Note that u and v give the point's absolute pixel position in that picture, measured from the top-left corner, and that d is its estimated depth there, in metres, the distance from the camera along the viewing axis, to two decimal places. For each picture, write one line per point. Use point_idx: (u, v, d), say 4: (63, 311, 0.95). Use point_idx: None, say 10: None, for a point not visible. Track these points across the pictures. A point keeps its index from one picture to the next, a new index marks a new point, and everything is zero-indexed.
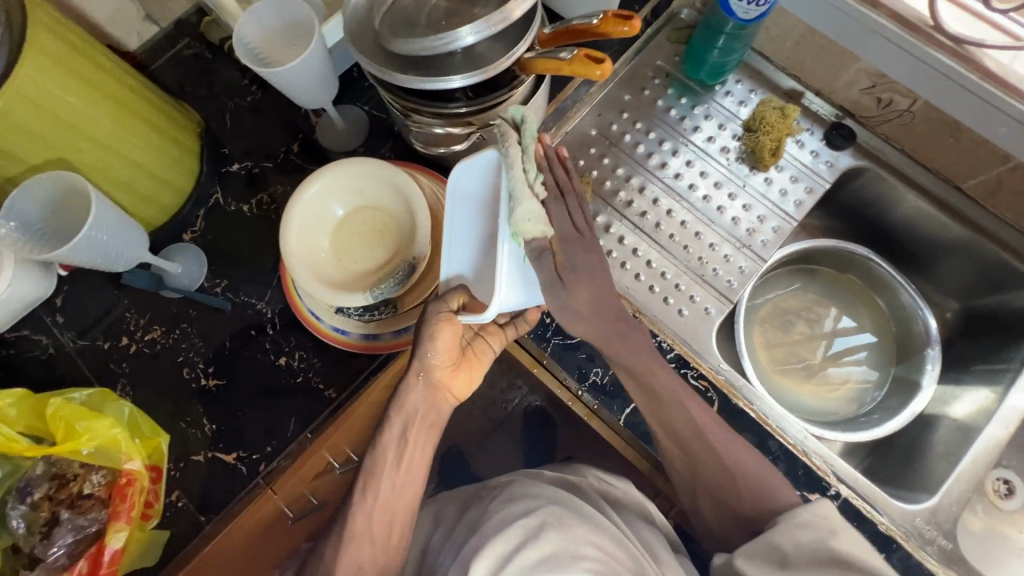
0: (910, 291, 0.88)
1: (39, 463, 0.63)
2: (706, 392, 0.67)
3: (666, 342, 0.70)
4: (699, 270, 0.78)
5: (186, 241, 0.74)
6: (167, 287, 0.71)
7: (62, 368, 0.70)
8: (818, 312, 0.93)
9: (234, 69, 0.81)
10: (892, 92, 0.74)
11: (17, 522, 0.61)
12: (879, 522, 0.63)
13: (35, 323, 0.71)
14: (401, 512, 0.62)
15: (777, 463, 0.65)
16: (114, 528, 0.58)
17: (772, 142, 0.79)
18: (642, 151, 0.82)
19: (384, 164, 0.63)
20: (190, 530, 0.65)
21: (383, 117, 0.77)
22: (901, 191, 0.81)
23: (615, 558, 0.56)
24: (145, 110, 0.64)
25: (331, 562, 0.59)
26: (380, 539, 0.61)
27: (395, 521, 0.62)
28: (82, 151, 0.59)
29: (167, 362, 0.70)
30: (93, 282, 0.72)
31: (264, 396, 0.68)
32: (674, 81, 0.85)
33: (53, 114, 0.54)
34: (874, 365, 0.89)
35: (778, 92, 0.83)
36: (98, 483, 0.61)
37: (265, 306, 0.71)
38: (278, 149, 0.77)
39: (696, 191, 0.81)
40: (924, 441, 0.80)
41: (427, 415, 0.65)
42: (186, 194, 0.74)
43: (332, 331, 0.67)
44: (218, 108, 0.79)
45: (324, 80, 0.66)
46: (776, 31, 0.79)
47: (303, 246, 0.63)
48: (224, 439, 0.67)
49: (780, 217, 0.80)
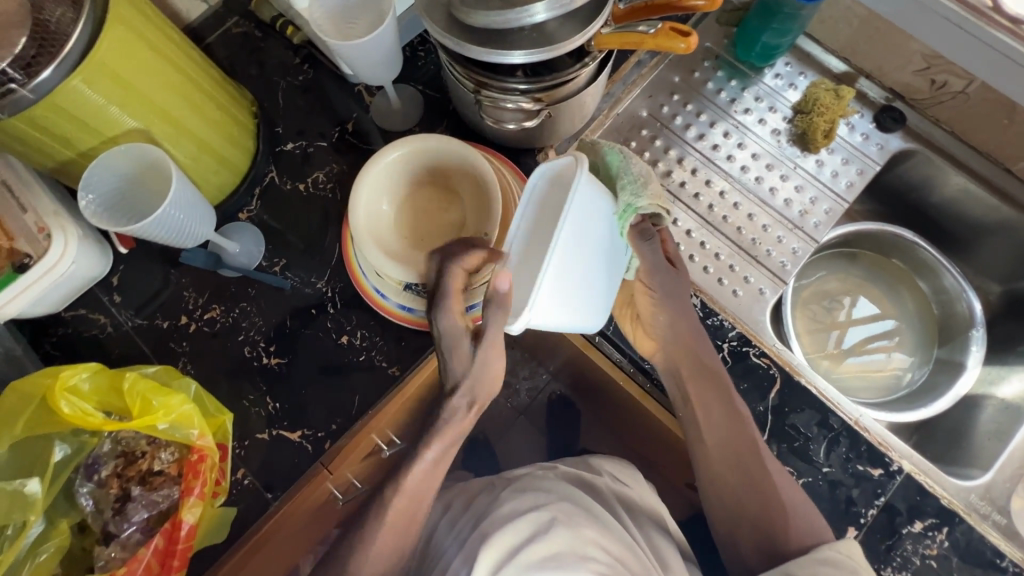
0: (955, 274, 0.88)
1: (105, 440, 0.62)
2: (768, 369, 0.68)
3: (727, 321, 0.70)
4: (753, 250, 0.78)
5: (242, 220, 0.74)
6: (226, 266, 0.71)
7: (120, 347, 0.70)
8: (860, 295, 0.93)
9: (283, 48, 0.79)
10: (947, 74, 0.74)
11: (85, 500, 0.61)
12: (941, 497, 0.65)
13: (92, 303, 0.71)
14: (422, 500, 0.61)
15: (839, 439, 0.66)
16: (188, 504, 0.58)
17: (825, 123, 0.79)
18: (693, 132, 0.82)
19: (453, 140, 0.63)
20: (258, 507, 0.65)
21: (437, 96, 0.77)
22: (949, 173, 0.81)
23: (622, 562, 0.54)
24: (209, 87, 0.63)
25: (378, 545, 0.59)
26: (399, 528, 0.60)
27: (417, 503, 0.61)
28: (154, 127, 0.58)
29: (228, 341, 0.70)
30: (150, 262, 0.72)
31: (328, 374, 0.68)
32: (723, 63, 0.84)
33: (132, 89, 0.53)
34: (916, 347, 0.90)
35: (827, 75, 0.84)
36: (168, 460, 0.61)
37: (326, 285, 0.71)
38: (332, 129, 0.77)
39: (748, 172, 0.81)
40: (969, 421, 0.81)
41: (455, 418, 0.63)
42: (243, 174, 0.73)
43: (399, 310, 0.68)
44: (269, 88, 0.78)
45: (390, 56, 0.65)
46: (831, 13, 0.79)
47: (371, 222, 0.63)
48: (287, 417, 0.67)
49: (831, 199, 0.81)
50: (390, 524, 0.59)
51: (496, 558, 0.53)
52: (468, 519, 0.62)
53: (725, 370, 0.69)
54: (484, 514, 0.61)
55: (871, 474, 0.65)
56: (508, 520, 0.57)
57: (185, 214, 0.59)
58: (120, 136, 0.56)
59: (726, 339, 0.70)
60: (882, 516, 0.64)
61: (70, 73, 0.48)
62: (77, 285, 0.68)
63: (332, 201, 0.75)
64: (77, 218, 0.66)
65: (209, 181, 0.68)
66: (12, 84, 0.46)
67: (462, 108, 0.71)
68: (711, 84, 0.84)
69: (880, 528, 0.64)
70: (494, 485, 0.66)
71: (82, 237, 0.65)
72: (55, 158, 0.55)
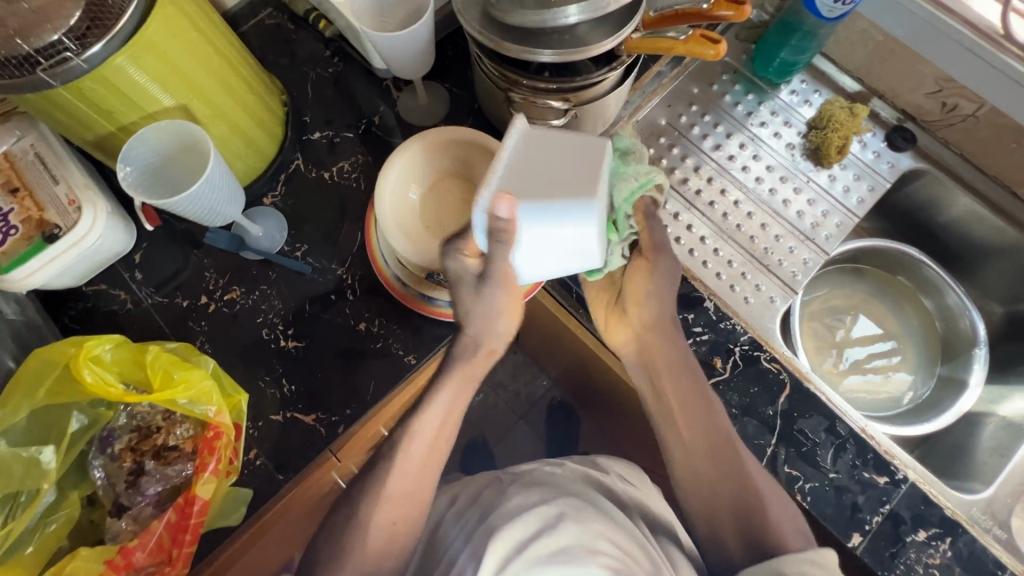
0: (960, 293, 0.90)
1: (121, 414, 0.63)
2: (779, 374, 0.70)
3: (740, 325, 0.71)
4: (764, 258, 0.80)
5: (266, 205, 0.75)
6: (249, 248, 0.71)
7: (138, 323, 0.70)
8: (863, 310, 0.95)
9: (315, 41, 0.81)
10: (959, 97, 0.77)
11: (98, 472, 0.61)
12: (945, 507, 0.66)
13: (113, 279, 0.72)
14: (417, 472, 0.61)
15: (846, 446, 0.67)
16: (202, 480, 0.58)
17: (839, 140, 0.81)
18: (709, 142, 0.84)
19: (478, 134, 0.67)
20: (269, 488, 0.65)
21: (464, 94, 0.79)
22: (956, 192, 0.83)
23: (631, 556, 0.54)
24: (244, 71, 0.65)
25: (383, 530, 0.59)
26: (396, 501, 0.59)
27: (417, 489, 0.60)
28: (192, 105, 0.59)
29: (247, 321, 0.71)
30: (173, 241, 0.73)
31: (345, 360, 0.69)
32: (741, 77, 0.87)
33: (175, 66, 0.55)
34: (920, 364, 0.91)
35: (841, 93, 0.86)
36: (183, 436, 0.62)
37: (345, 272, 0.73)
38: (359, 119, 0.79)
39: (763, 184, 0.83)
40: (970, 438, 0.82)
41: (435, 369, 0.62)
42: (270, 159, 0.74)
43: (438, 302, 0.69)
44: (299, 78, 0.80)
45: (422, 51, 0.67)
46: (847, 35, 0.83)
47: (394, 209, 0.67)
48: (302, 399, 0.68)
49: (842, 212, 0.83)
50: (394, 498, 0.59)
51: (504, 550, 0.52)
52: (474, 511, 0.61)
53: (737, 372, 0.70)
54: (493, 507, 0.59)
55: (877, 482, 0.66)
56: (513, 514, 0.56)
57: (216, 194, 0.60)
58: (158, 113, 0.57)
59: (738, 343, 0.71)
60: (887, 523, 0.65)
61: (118, 48, 0.49)
62: (102, 260, 0.68)
63: (356, 190, 0.76)
64: (105, 193, 0.67)
65: (238, 164, 0.69)
66: (66, 53, 0.47)
67: (490, 104, 0.73)
68: (728, 97, 0.86)
69: (885, 535, 0.65)
70: (499, 480, 0.64)
71: (109, 212, 0.66)
72: (95, 131, 0.57)
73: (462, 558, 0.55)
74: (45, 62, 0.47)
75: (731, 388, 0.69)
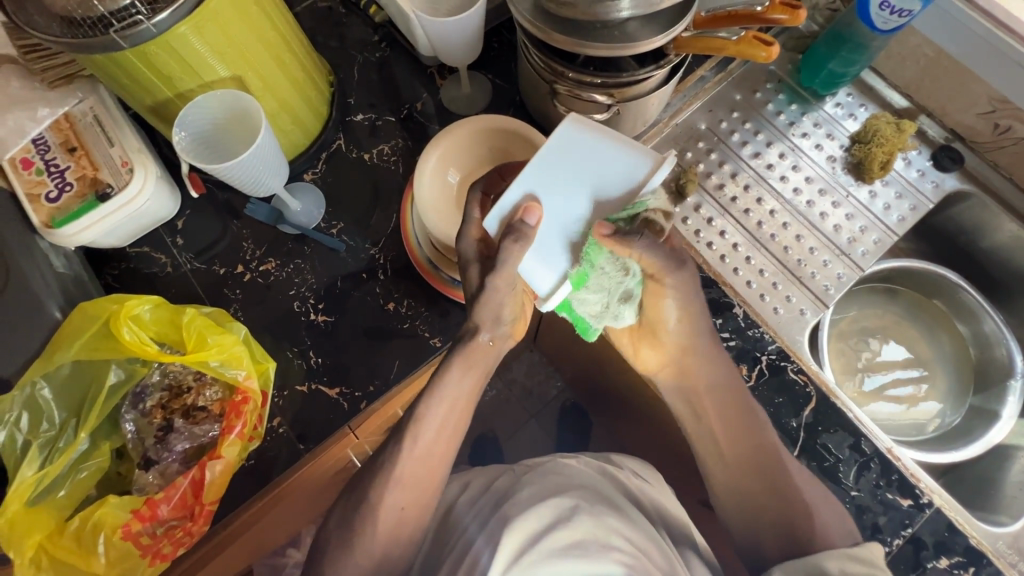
0: (998, 320, 0.86)
1: (155, 371, 0.65)
2: (805, 387, 0.69)
3: (768, 335, 0.71)
4: (797, 270, 0.79)
5: (307, 181, 0.77)
6: (287, 223, 0.74)
7: (176, 286, 0.73)
8: (895, 333, 0.92)
9: (365, 26, 0.83)
10: (1012, 119, 0.75)
11: (129, 426, 0.63)
12: (971, 537, 0.65)
13: (155, 242, 0.74)
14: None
15: (871, 465, 0.66)
16: (227, 441, 0.59)
17: (883, 155, 0.79)
18: (748, 149, 0.83)
19: (518, 124, 0.69)
20: (289, 457, 0.67)
21: (506, 86, 0.80)
22: (1002, 218, 0.81)
23: (646, 553, 0.53)
24: (298, 50, 0.67)
25: None
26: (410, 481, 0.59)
27: (432, 479, 0.59)
28: (247, 77, 0.61)
29: (279, 293, 0.72)
30: (214, 210, 0.75)
31: (371, 337, 0.70)
32: (785, 86, 0.86)
33: (235, 39, 0.57)
34: (949, 393, 0.88)
35: (888, 109, 0.84)
36: (212, 398, 0.64)
37: (378, 252, 0.74)
38: (403, 104, 0.80)
39: (800, 196, 0.82)
40: (998, 471, 0.80)
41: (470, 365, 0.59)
42: (313, 138, 0.76)
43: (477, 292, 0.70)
44: (346, 61, 0.82)
45: (471, 40, 0.68)
46: (899, 50, 0.81)
47: (433, 194, 0.68)
48: (327, 372, 0.69)
49: (881, 229, 0.81)
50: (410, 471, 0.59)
51: (517, 546, 0.51)
52: (488, 500, 0.60)
53: (762, 381, 0.69)
54: (505, 498, 0.59)
55: (900, 504, 0.65)
56: (528, 506, 0.56)
57: (263, 166, 0.62)
58: (214, 83, 0.59)
59: (765, 352, 0.70)
60: (908, 547, 0.64)
61: (183, 17, 0.51)
62: (146, 224, 0.71)
63: (393, 173, 0.78)
64: (156, 159, 0.69)
65: (283, 140, 0.71)
66: (137, 17, 0.49)
67: (533, 96, 0.73)
68: (772, 105, 0.85)
69: (905, 559, 0.64)
70: (515, 471, 0.64)
71: (159, 176, 0.68)
72: (154, 96, 0.59)
73: (471, 551, 0.54)
74: (117, 24, 0.49)
75: (755, 397, 0.69)
